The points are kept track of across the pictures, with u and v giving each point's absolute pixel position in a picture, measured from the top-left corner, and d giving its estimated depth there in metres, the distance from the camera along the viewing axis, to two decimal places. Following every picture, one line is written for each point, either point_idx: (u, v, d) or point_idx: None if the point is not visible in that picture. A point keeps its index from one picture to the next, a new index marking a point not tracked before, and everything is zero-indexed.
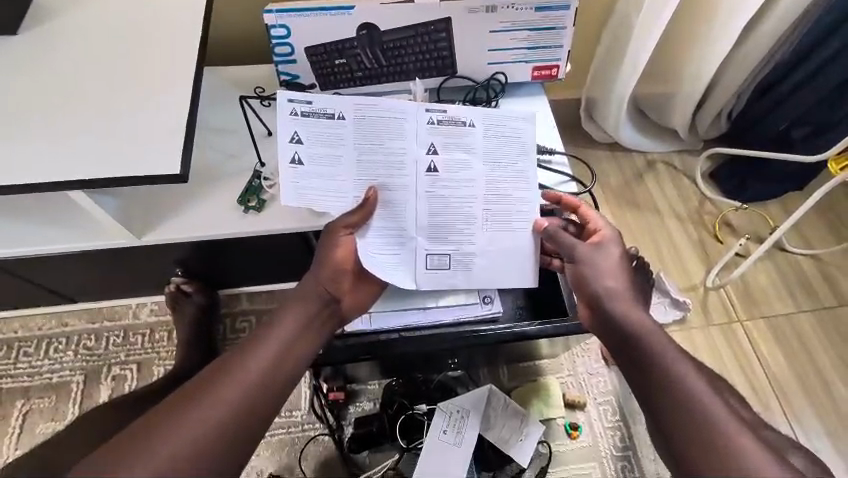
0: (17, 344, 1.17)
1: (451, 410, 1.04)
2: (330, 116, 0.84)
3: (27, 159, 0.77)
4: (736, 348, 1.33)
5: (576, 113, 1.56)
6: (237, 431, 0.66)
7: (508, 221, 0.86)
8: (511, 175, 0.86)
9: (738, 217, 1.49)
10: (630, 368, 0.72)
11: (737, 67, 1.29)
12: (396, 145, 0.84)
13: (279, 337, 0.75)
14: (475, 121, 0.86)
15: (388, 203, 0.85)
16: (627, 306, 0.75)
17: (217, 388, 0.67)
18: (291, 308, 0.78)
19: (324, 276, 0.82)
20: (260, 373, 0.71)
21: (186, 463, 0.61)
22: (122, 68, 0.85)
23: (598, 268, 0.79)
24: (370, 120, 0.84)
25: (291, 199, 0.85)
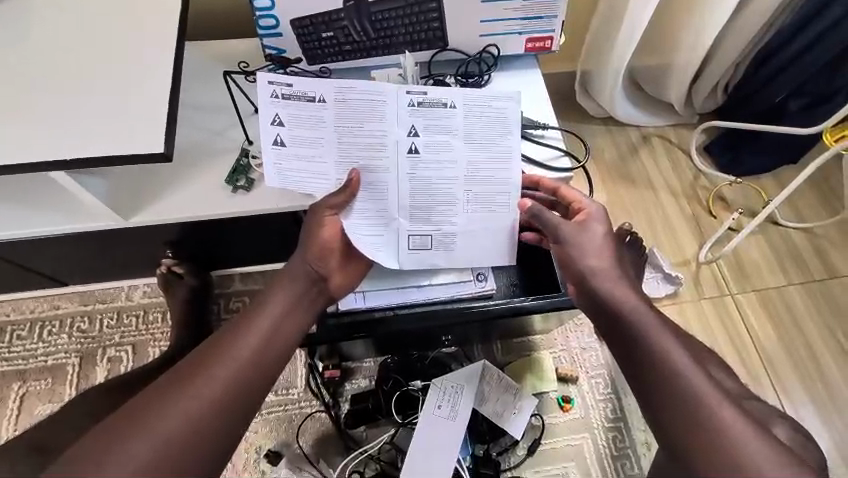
0: (11, 327, 1.17)
1: (445, 386, 1.05)
2: (311, 99, 0.82)
3: (7, 140, 0.75)
4: (727, 322, 1.35)
5: (571, 86, 1.53)
6: (233, 405, 0.67)
7: (490, 202, 0.86)
8: (495, 156, 0.84)
9: (732, 191, 1.48)
10: (617, 346, 0.73)
11: (736, 37, 1.27)
12: (376, 127, 0.82)
13: (270, 314, 0.76)
14: (456, 102, 0.83)
15: (373, 185, 0.84)
16: (612, 283, 0.75)
17: (211, 365, 0.69)
18: (280, 287, 0.79)
19: (311, 257, 0.81)
20: (253, 349, 0.72)
21: (185, 437, 0.63)
22: (100, 43, 0.82)
23: (582, 247, 0.78)
24: (351, 103, 0.82)
25: (277, 181, 0.86)
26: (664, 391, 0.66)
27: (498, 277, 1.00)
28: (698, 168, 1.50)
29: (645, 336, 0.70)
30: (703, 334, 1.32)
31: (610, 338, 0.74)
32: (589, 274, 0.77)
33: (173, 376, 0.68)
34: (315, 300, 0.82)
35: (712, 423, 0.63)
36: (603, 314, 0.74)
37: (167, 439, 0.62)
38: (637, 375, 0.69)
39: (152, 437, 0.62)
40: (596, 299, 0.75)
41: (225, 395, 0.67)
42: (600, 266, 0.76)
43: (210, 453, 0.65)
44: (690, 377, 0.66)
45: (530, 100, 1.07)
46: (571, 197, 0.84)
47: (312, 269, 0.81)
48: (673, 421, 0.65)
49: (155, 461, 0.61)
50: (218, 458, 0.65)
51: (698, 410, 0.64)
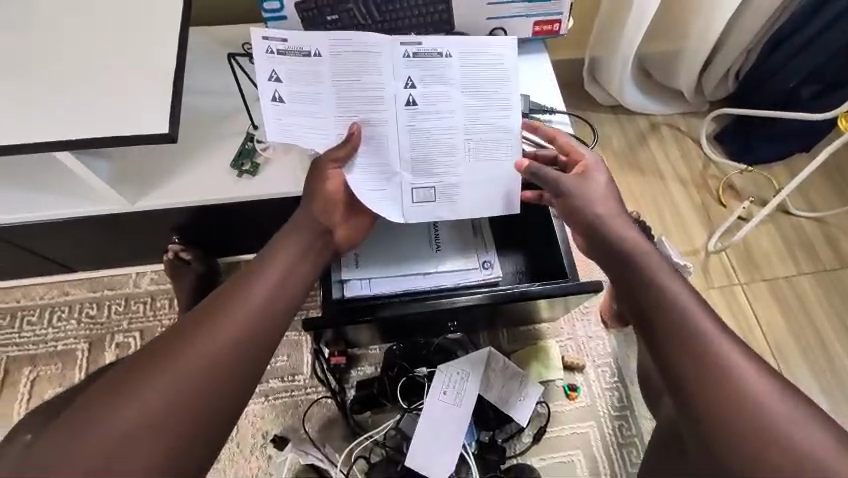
0: (21, 313, 1.18)
1: (451, 373, 1.06)
2: (305, 54, 0.80)
3: (14, 121, 0.75)
4: (736, 310, 1.33)
5: (579, 73, 1.51)
6: (246, 350, 0.68)
7: (492, 152, 0.84)
8: (494, 105, 0.83)
9: (742, 179, 1.46)
10: (625, 289, 0.73)
11: (748, 21, 1.24)
12: (372, 80, 0.80)
13: (277, 265, 0.76)
14: (452, 51, 0.81)
15: (377, 137, 0.82)
16: (618, 228, 0.77)
17: (221, 312, 0.69)
18: (284, 242, 0.78)
19: (315, 211, 0.81)
20: (263, 296, 0.72)
21: (200, 381, 0.63)
22: (105, 24, 0.82)
23: (587, 195, 0.79)
24: (346, 56, 0.80)
25: (276, 136, 0.83)
26: (674, 333, 0.66)
27: (504, 263, 1.04)
28: (708, 156, 1.48)
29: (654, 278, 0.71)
30: None
31: (618, 281, 0.74)
32: (596, 219, 0.78)
33: (184, 325, 0.68)
34: (321, 252, 0.82)
35: (719, 373, 0.62)
36: (611, 259, 0.76)
37: (182, 383, 0.63)
38: (646, 317, 0.69)
39: (167, 381, 0.62)
40: (603, 244, 0.77)
41: (237, 341, 0.67)
42: (606, 211, 0.78)
43: (227, 400, 0.65)
44: (698, 319, 0.66)
45: (537, 84, 1.06)
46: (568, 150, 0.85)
47: (317, 221, 0.81)
48: (684, 363, 0.64)
49: (173, 408, 0.61)
50: (236, 403, 0.66)
51: (708, 354, 0.63)
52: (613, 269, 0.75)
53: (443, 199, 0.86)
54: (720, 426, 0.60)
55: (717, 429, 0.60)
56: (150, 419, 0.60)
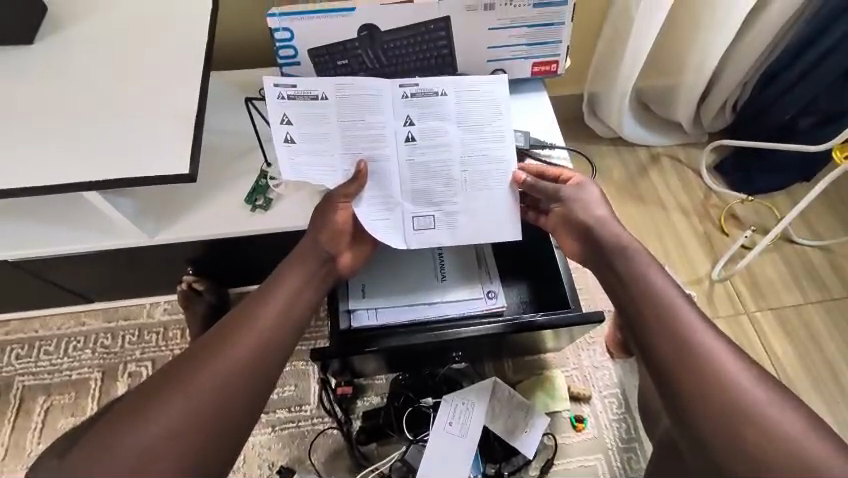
0: (38, 343, 1.21)
1: (456, 403, 1.07)
2: (314, 97, 0.85)
3: (45, 162, 0.81)
4: (742, 339, 1.33)
5: (579, 107, 1.56)
6: (256, 371, 0.70)
7: (487, 181, 0.88)
8: (487, 137, 0.88)
9: (744, 209, 1.48)
10: (617, 291, 0.76)
11: (740, 57, 1.29)
12: (375, 119, 0.86)
13: (284, 290, 0.78)
14: (446, 89, 0.87)
15: (388, 171, 0.87)
16: (613, 232, 0.81)
17: (231, 336, 0.72)
18: (292, 268, 0.81)
19: (323, 239, 0.84)
20: (271, 320, 0.75)
21: (213, 402, 0.66)
22: (133, 73, 0.89)
23: (584, 201, 0.85)
24: (350, 98, 0.85)
25: (292, 175, 0.86)
26: (662, 331, 0.69)
27: (507, 294, 1.05)
28: (709, 186, 1.51)
29: (647, 280, 0.74)
30: None
31: (611, 283, 0.78)
32: (591, 225, 0.83)
33: (196, 348, 0.71)
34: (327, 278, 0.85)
35: (713, 379, 0.63)
36: (604, 262, 0.80)
37: (197, 404, 0.66)
38: (635, 316, 0.72)
39: (182, 402, 0.65)
40: (598, 248, 0.81)
41: (247, 363, 0.70)
42: (600, 216, 0.83)
43: (235, 422, 0.67)
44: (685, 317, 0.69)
45: (536, 120, 1.11)
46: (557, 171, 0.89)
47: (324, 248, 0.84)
48: (670, 357, 0.67)
49: (184, 429, 0.64)
50: (243, 425, 0.68)
51: (693, 349, 0.66)
52: (605, 271, 0.79)
53: (445, 226, 0.89)
54: (705, 418, 0.62)
55: (702, 424, 0.62)
56: (165, 438, 0.63)
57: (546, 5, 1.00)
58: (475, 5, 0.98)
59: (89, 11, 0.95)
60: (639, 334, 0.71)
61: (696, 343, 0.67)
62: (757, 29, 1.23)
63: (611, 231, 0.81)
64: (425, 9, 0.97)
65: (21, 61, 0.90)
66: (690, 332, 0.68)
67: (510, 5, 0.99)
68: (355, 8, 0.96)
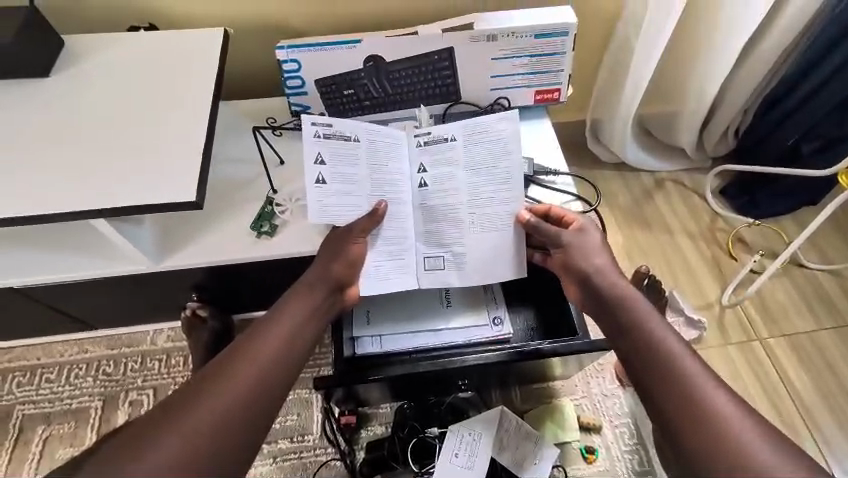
0: (40, 370, 1.20)
1: (463, 433, 1.04)
2: (347, 138, 0.89)
3: (55, 191, 0.82)
4: (755, 367, 1.29)
5: (582, 134, 1.58)
6: (257, 405, 0.69)
7: (494, 222, 0.90)
8: (493, 179, 0.90)
9: (751, 233, 1.48)
10: (617, 339, 0.76)
11: (740, 84, 1.31)
12: (394, 166, 0.91)
13: (288, 320, 0.77)
14: (456, 135, 0.91)
15: (405, 216, 0.91)
16: (614, 280, 0.80)
17: (234, 366, 0.70)
18: (297, 298, 0.80)
19: (332, 268, 0.83)
20: (275, 352, 0.74)
21: (209, 435, 0.64)
22: (144, 103, 0.91)
23: (584, 248, 0.84)
24: (377, 145, 0.91)
25: (319, 217, 0.87)
26: (665, 380, 0.68)
27: (513, 319, 1.04)
28: (715, 210, 1.51)
29: (649, 328, 0.73)
30: (731, 380, 1.27)
31: (611, 332, 0.77)
32: (589, 272, 0.82)
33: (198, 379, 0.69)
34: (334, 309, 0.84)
35: (714, 429, 0.63)
36: (602, 311, 0.79)
37: (193, 437, 0.63)
38: (638, 367, 0.71)
39: (179, 434, 0.63)
40: (595, 295, 0.80)
41: (248, 395, 0.69)
42: (598, 263, 0.82)
43: (230, 459, 0.65)
44: (685, 365, 0.69)
45: (539, 147, 1.12)
46: (561, 213, 0.88)
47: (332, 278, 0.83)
48: (673, 409, 0.66)
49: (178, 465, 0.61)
50: (239, 462, 0.66)
51: (696, 401, 0.65)
52: (604, 318, 0.78)
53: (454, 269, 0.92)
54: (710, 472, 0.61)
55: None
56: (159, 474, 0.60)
57: (546, 36, 1.03)
58: (478, 36, 1.01)
59: (105, 46, 0.99)
60: (643, 385, 0.70)
61: (698, 394, 0.66)
62: (756, 57, 1.25)
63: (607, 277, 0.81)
64: (429, 40, 1.01)
65: (36, 93, 0.92)
66: (691, 383, 0.67)
67: (511, 36, 1.02)
68: (361, 41, 0.99)
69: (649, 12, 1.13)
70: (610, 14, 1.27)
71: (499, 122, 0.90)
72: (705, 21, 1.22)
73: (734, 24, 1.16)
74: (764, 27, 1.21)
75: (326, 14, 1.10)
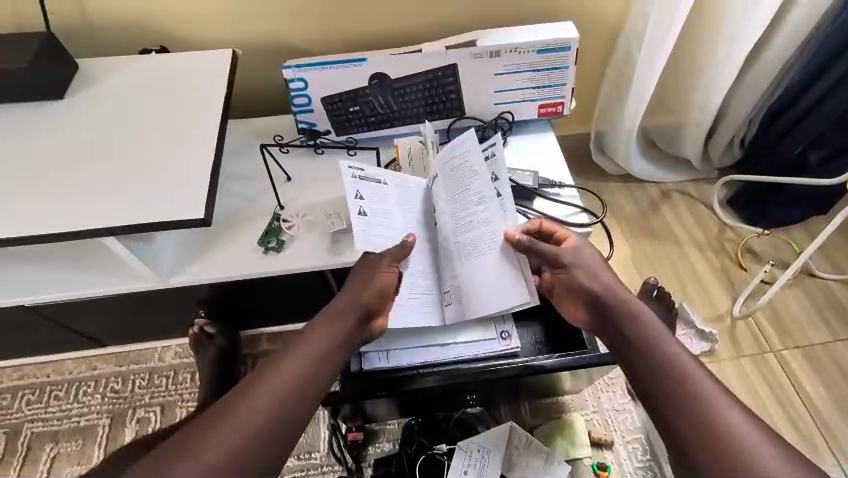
0: (49, 388, 1.21)
1: (471, 450, 1.03)
2: (378, 183, 0.93)
3: (67, 209, 0.83)
4: (770, 379, 1.27)
5: (587, 146, 1.58)
6: (272, 436, 0.67)
7: (480, 246, 0.88)
8: (477, 206, 0.89)
9: (760, 243, 1.47)
10: (628, 359, 0.75)
11: (743, 94, 1.32)
12: (417, 207, 0.96)
13: (310, 347, 0.75)
14: (438, 168, 0.95)
15: (424, 254, 0.94)
16: (621, 296, 0.79)
17: (253, 393, 0.69)
18: (322, 327, 0.78)
19: (358, 297, 0.81)
20: (295, 381, 0.72)
21: (220, 469, 0.63)
22: (155, 123, 0.93)
23: (587, 266, 0.83)
24: (406, 188, 0.96)
25: (365, 245, 0.87)
26: (674, 393, 0.68)
27: (521, 333, 1.03)
28: (723, 221, 1.50)
29: (662, 348, 0.72)
30: (745, 393, 1.25)
31: (621, 352, 0.76)
32: (597, 292, 0.80)
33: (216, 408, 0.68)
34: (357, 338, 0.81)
35: (723, 440, 0.62)
36: (611, 330, 0.78)
37: (203, 466, 0.62)
38: (650, 386, 0.70)
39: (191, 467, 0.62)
40: (604, 314, 0.79)
41: (264, 426, 0.67)
42: (605, 283, 0.81)
43: None
44: (700, 385, 0.68)
45: (544, 160, 1.12)
46: (553, 229, 0.87)
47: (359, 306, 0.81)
48: (687, 429, 0.65)
49: None
50: None
51: (711, 421, 0.64)
52: (614, 338, 0.77)
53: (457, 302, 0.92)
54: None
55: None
56: None
57: (549, 51, 1.05)
58: (481, 52, 1.03)
59: (118, 68, 1.01)
60: (654, 405, 0.69)
61: (713, 414, 0.65)
62: (759, 67, 1.26)
63: (619, 296, 0.79)
64: (433, 57, 1.03)
65: (51, 114, 0.95)
66: (701, 399, 0.66)
67: (514, 51, 1.03)
68: (366, 59, 1.01)
69: (650, 25, 1.15)
70: (611, 28, 1.29)
71: (461, 145, 0.91)
72: (706, 32, 1.24)
73: (735, 35, 1.18)
74: (767, 38, 1.22)
75: (332, 34, 1.12)
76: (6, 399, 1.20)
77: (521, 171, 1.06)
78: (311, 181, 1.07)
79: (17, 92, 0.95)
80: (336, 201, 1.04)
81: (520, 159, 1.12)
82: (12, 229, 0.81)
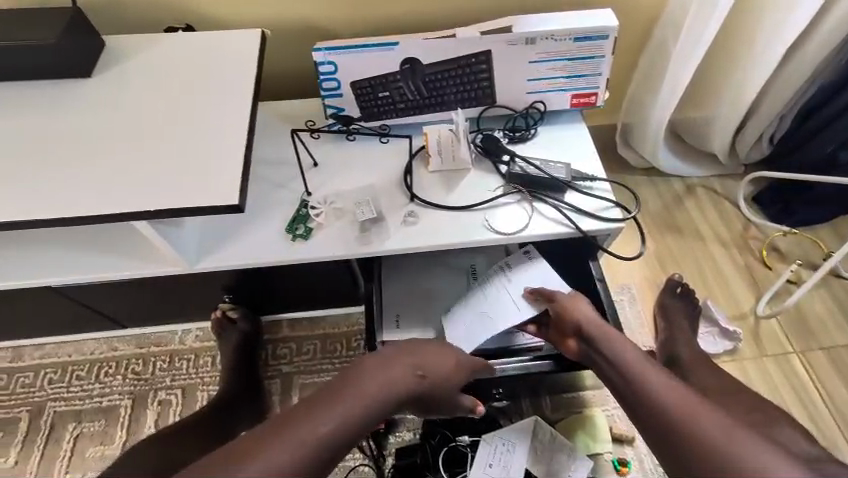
0: (71, 368, 1.21)
1: (496, 444, 1.03)
2: (514, 265, 1.03)
3: (96, 190, 0.82)
4: (793, 380, 1.26)
5: (612, 139, 1.56)
6: (331, 458, 0.66)
7: (478, 318, 0.99)
8: (505, 301, 1.00)
9: (786, 241, 1.44)
10: (623, 390, 0.84)
11: (780, 88, 1.27)
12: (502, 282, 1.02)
13: (412, 380, 0.79)
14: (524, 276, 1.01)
15: (471, 308, 1.01)
16: (609, 335, 0.90)
17: (322, 409, 0.68)
18: (427, 367, 0.83)
19: (458, 357, 0.88)
20: (375, 405, 0.72)
21: (302, 454, 0.63)
22: (184, 104, 0.91)
23: (578, 306, 0.94)
24: (519, 271, 1.02)
25: (471, 301, 1.01)
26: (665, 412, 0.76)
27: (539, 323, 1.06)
28: (748, 219, 1.47)
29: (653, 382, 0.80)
30: (765, 392, 1.24)
31: (615, 384, 0.85)
32: (587, 331, 0.91)
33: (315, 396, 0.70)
34: (439, 400, 0.86)
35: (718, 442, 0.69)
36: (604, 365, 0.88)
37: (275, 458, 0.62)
38: (647, 411, 0.78)
39: (280, 448, 0.63)
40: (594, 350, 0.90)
41: (330, 447, 0.66)
42: (587, 321, 0.91)
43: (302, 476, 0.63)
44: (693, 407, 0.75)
45: (576, 152, 1.09)
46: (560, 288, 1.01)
47: (444, 374, 0.85)
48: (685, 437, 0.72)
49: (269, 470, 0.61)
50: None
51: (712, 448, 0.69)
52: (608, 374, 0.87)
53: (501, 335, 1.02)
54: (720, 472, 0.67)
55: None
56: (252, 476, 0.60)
57: (585, 40, 1.02)
58: (516, 39, 1.00)
59: (144, 46, 0.99)
60: (654, 426, 0.77)
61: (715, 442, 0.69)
62: (799, 59, 1.21)
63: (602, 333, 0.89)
64: (467, 42, 1.00)
65: (78, 94, 0.93)
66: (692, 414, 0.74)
67: (549, 39, 1.00)
68: (398, 43, 0.99)
69: (690, 14, 1.11)
70: (647, 17, 1.25)
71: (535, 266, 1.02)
72: (746, 23, 1.19)
73: (777, 27, 1.13)
74: (809, 29, 1.18)
75: (363, 18, 1.09)
76: (28, 377, 1.20)
77: (554, 164, 1.04)
78: (338, 167, 1.05)
79: (46, 69, 0.93)
80: (366, 188, 1.02)
81: (551, 149, 1.09)
82: (43, 213, 0.79)
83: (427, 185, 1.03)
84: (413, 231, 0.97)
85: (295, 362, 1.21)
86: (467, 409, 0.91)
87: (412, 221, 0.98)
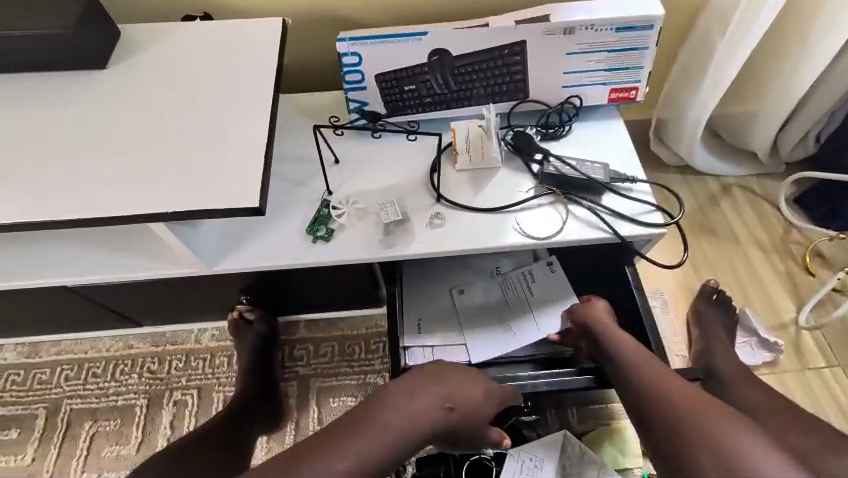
0: (87, 365, 1.19)
1: (523, 459, 0.98)
2: (534, 272, 1.06)
3: (110, 189, 0.78)
4: (837, 395, 1.19)
5: (645, 136, 1.48)
6: None
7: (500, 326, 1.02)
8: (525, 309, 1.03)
9: (831, 246, 1.36)
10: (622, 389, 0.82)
11: (835, 83, 1.18)
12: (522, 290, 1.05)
13: (441, 412, 0.75)
14: (543, 284, 1.05)
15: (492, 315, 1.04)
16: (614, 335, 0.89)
17: (347, 438, 0.67)
18: (458, 397, 0.77)
19: (489, 389, 0.81)
20: (398, 439, 0.70)
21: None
22: (201, 98, 0.86)
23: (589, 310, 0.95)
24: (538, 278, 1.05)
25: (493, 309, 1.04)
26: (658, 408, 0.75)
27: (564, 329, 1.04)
28: (790, 222, 1.39)
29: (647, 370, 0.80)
30: (807, 407, 1.17)
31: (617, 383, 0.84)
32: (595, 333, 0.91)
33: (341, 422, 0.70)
34: (470, 434, 0.80)
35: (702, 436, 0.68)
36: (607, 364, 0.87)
37: None
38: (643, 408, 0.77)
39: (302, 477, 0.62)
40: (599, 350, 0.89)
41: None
42: (595, 323, 0.92)
43: None
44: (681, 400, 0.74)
45: (614, 150, 1.02)
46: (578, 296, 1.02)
47: (476, 406, 0.79)
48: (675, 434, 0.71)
49: None
50: None
51: (701, 432, 0.68)
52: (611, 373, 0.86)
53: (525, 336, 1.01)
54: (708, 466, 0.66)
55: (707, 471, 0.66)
56: None
57: (629, 29, 0.94)
58: (554, 29, 0.93)
59: (160, 36, 0.94)
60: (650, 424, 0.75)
61: (704, 427, 0.69)
62: None
63: (606, 329, 0.90)
64: (501, 32, 0.93)
65: (92, 86, 0.89)
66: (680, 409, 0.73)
67: (590, 29, 0.93)
68: (427, 33, 0.92)
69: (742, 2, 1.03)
70: (692, 5, 1.16)
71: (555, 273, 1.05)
72: (801, 13, 1.10)
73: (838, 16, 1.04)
74: None
75: (388, 6, 1.03)
76: (44, 373, 1.19)
77: (591, 164, 0.97)
78: (361, 165, 1.00)
79: (61, 60, 0.89)
80: (390, 188, 0.97)
81: (586, 148, 1.02)
82: (58, 213, 0.76)
83: (455, 185, 0.98)
84: (440, 234, 0.92)
85: (313, 364, 1.18)
86: (493, 443, 0.84)
87: (439, 223, 0.93)
